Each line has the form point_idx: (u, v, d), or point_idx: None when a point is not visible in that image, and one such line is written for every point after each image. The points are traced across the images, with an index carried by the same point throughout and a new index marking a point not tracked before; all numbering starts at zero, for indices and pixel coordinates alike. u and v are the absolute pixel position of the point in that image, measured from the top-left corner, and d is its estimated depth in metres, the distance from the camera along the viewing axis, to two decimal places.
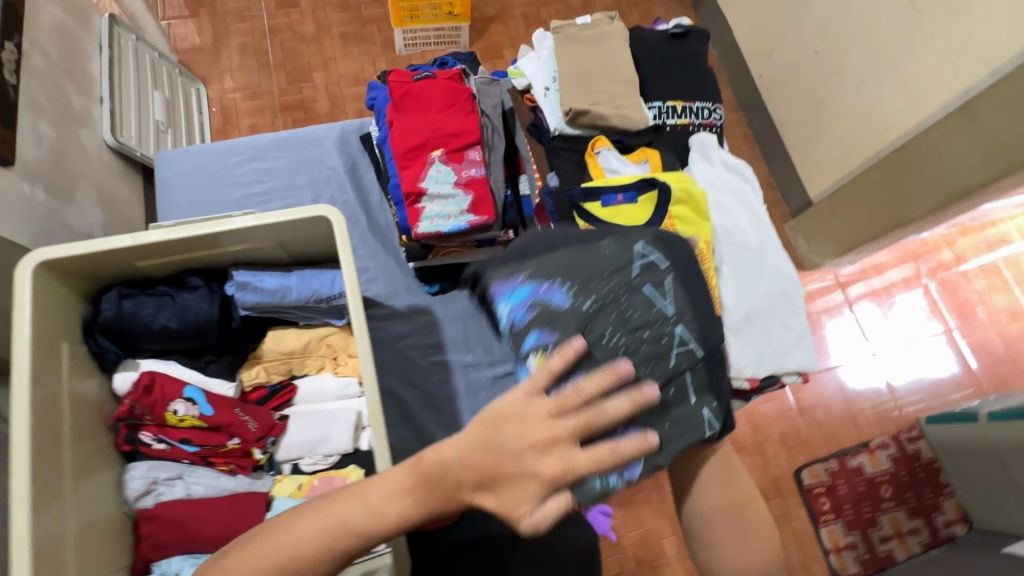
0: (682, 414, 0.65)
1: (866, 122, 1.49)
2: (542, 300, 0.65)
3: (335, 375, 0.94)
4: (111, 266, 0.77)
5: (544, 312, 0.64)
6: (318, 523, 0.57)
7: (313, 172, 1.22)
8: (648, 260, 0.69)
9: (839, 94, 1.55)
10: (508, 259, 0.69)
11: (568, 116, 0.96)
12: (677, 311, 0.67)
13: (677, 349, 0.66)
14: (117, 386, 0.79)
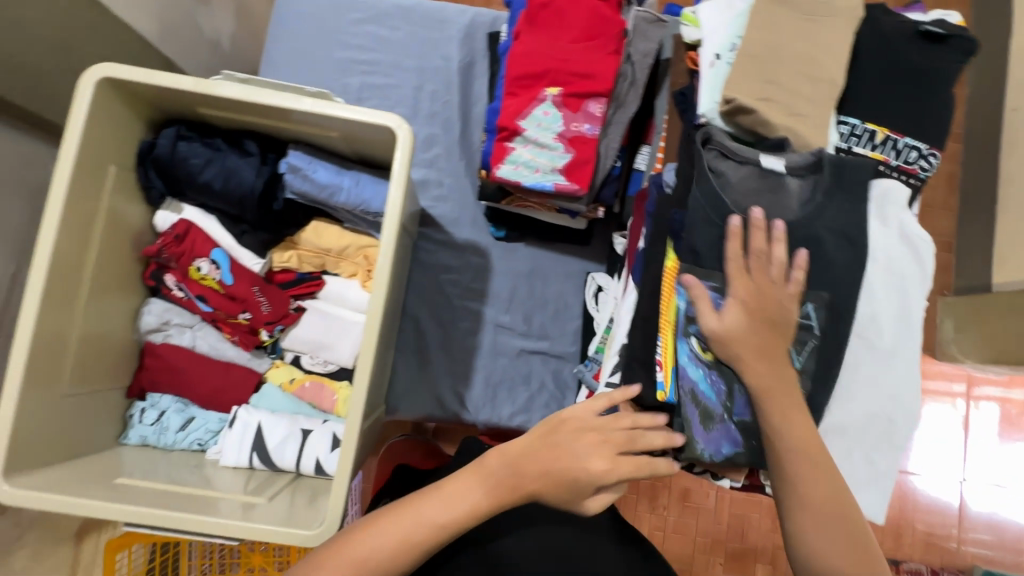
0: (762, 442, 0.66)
1: None
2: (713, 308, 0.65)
3: (362, 288, 0.89)
4: (175, 103, 0.73)
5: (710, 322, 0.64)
6: (440, 502, 0.63)
7: (425, 57, 1.09)
8: (810, 321, 0.67)
9: None
10: (717, 226, 0.65)
11: (725, 107, 0.70)
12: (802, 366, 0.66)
13: None
14: (159, 223, 0.80)
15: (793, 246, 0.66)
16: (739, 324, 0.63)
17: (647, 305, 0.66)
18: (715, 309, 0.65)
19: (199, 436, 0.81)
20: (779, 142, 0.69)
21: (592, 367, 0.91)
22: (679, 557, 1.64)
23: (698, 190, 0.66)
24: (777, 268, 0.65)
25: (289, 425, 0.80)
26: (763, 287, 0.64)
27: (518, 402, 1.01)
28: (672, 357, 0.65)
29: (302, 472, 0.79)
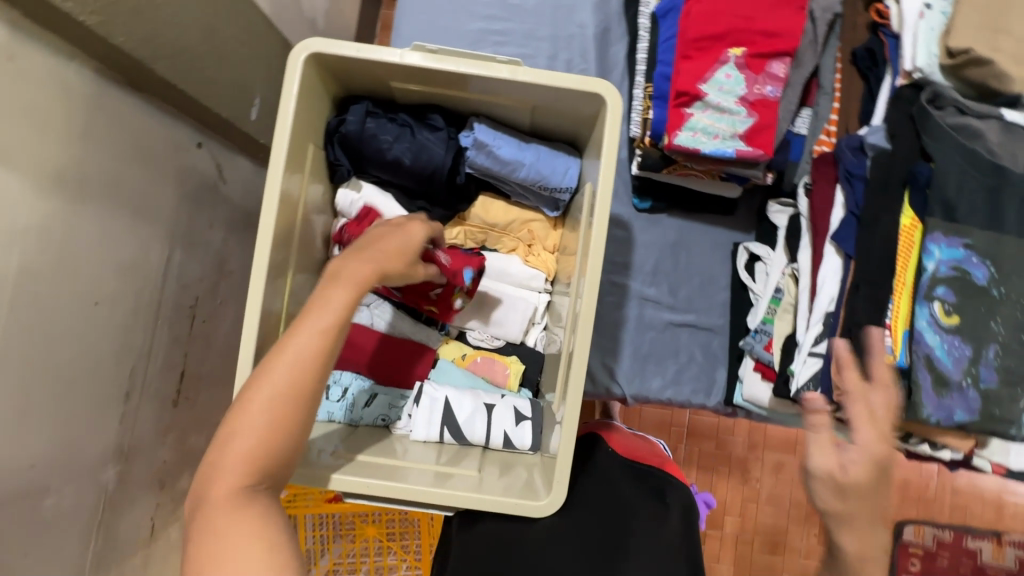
0: (1006, 412, 0.62)
1: None
2: (963, 269, 0.61)
3: (523, 262, 0.88)
4: (365, 78, 0.73)
5: (961, 281, 0.61)
6: (326, 327, 0.56)
7: (558, 25, 1.06)
8: None
9: None
10: (971, 181, 0.62)
11: (952, 61, 0.67)
12: None
13: None
14: (339, 202, 0.79)
15: None
16: (867, 476, 0.53)
17: (874, 271, 0.65)
18: (974, 275, 0.61)
19: (382, 411, 0.82)
20: (1012, 99, 0.67)
21: (759, 339, 0.88)
22: (772, 528, 1.61)
23: (933, 141, 0.65)
24: (1016, 368, 0.61)
25: (473, 399, 0.80)
26: (889, 437, 0.56)
27: (667, 375, 1.00)
28: (905, 321, 0.63)
29: (489, 446, 0.79)
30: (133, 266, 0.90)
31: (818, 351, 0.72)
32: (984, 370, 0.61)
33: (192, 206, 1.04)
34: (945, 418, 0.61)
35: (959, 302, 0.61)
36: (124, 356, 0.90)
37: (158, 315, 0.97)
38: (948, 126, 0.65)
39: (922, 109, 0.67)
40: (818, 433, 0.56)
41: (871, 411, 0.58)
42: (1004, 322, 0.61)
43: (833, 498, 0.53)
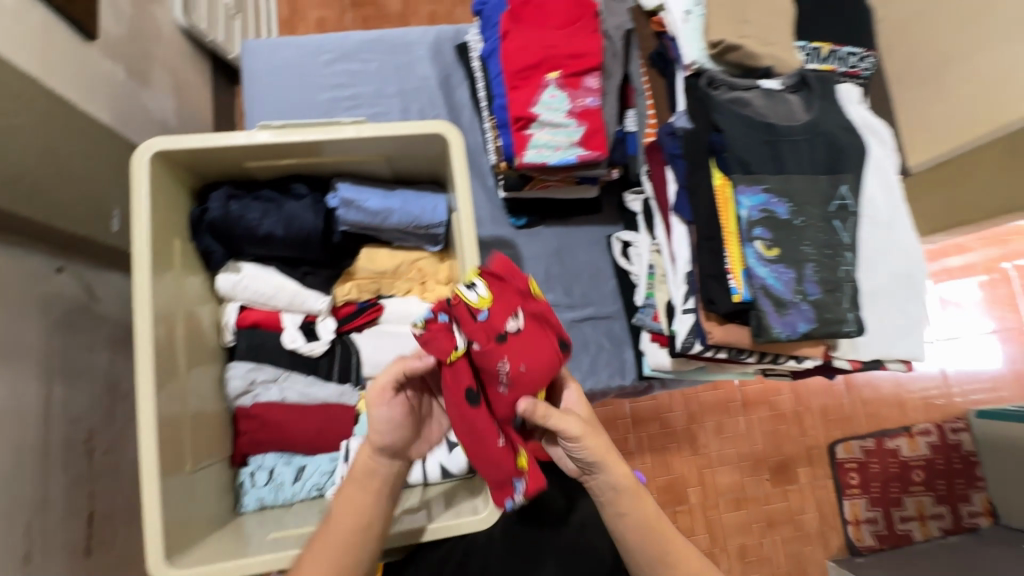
0: (835, 314, 0.75)
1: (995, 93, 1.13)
2: (769, 209, 0.74)
3: (421, 300, 0.92)
4: (219, 165, 0.75)
5: (771, 220, 0.74)
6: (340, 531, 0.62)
7: (403, 81, 1.14)
8: (846, 201, 0.77)
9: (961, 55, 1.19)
10: (755, 141, 0.76)
11: (715, 50, 0.82)
12: (851, 241, 0.77)
13: (848, 266, 0.76)
14: (221, 286, 0.80)
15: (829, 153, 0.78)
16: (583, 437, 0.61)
17: (706, 227, 0.77)
18: (777, 211, 0.74)
19: (316, 480, 0.81)
20: (767, 71, 0.83)
21: (648, 312, 0.99)
22: (731, 486, 1.70)
23: (721, 115, 0.77)
24: (829, 277, 0.75)
25: None
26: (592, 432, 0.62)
27: (583, 369, 1.07)
28: (740, 262, 0.74)
29: (429, 482, 0.82)
30: (7, 415, 0.82)
31: (689, 307, 0.82)
32: (807, 284, 0.74)
33: (65, 335, 0.98)
34: (790, 331, 0.73)
35: (774, 236, 0.74)
36: (14, 516, 0.81)
37: (47, 460, 0.89)
38: (725, 101, 0.79)
39: (706, 91, 0.80)
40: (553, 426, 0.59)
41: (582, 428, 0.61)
42: (811, 243, 0.75)
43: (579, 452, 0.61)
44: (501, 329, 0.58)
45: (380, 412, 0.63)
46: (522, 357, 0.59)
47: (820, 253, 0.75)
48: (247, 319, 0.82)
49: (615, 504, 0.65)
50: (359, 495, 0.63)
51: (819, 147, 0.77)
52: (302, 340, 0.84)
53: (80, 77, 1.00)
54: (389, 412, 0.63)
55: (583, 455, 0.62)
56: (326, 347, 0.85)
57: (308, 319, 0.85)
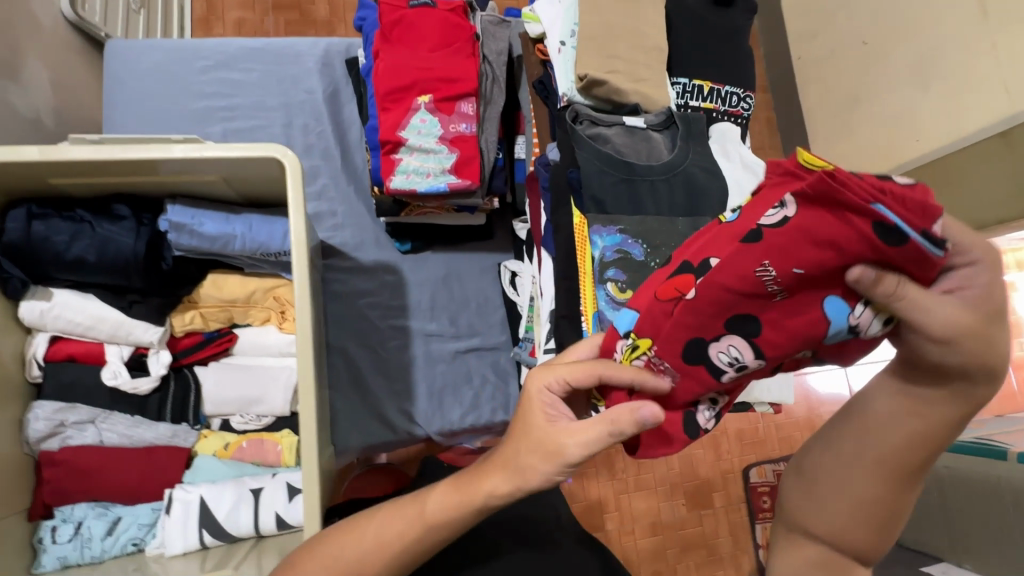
0: None
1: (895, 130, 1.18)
2: (625, 251, 0.72)
3: (280, 331, 0.85)
4: (17, 180, 0.66)
5: (626, 261, 0.72)
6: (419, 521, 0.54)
7: (287, 93, 1.08)
8: None
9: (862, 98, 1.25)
10: (613, 179, 0.75)
11: (581, 83, 0.80)
12: None
13: None
14: (23, 315, 0.71)
15: (689, 194, 0.77)
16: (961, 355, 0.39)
17: (564, 266, 0.74)
18: (632, 253, 0.72)
19: (132, 534, 0.73)
20: (634, 107, 0.82)
21: (526, 346, 0.96)
22: (646, 512, 1.68)
23: (583, 151, 0.75)
24: None
25: (235, 489, 0.75)
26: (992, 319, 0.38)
27: (465, 402, 1.03)
28: (594, 305, 0.73)
29: (263, 534, 0.74)
30: None
31: (550, 348, 0.80)
32: None
33: None
34: None
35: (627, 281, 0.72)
36: None
37: None
38: (587, 137, 0.77)
39: (572, 126, 0.78)
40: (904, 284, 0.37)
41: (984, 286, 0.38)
42: None
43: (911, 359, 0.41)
44: (757, 241, 0.40)
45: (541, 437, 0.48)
46: (793, 249, 0.39)
47: None
48: (61, 352, 0.74)
49: (878, 454, 0.43)
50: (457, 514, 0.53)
51: (678, 190, 0.77)
52: (126, 376, 0.76)
53: None
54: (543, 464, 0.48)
55: (952, 361, 0.39)
56: (154, 384, 0.77)
57: (138, 351, 0.77)
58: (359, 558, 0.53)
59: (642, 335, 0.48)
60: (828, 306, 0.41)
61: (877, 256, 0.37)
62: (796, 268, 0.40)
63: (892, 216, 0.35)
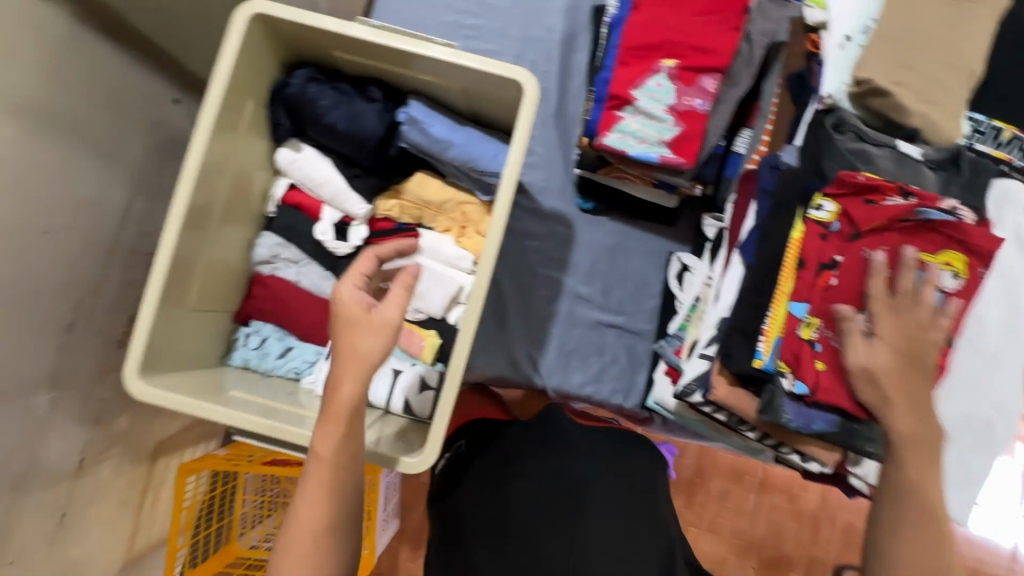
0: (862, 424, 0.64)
1: None
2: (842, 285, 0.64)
3: (456, 243, 0.91)
4: (310, 45, 0.77)
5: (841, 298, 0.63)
6: (319, 490, 0.59)
7: (527, 27, 1.10)
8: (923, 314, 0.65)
9: None
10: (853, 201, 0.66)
11: (857, 89, 0.71)
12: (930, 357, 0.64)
13: None
14: (278, 158, 0.84)
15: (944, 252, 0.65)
16: (890, 367, 0.59)
17: (760, 277, 0.67)
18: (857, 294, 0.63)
19: (296, 365, 0.86)
20: (912, 133, 0.70)
21: (672, 343, 0.92)
22: (710, 557, 1.57)
23: (832, 165, 0.69)
24: None
25: (381, 363, 0.84)
26: (913, 330, 0.60)
27: (589, 373, 1.02)
28: (780, 328, 0.64)
29: (390, 410, 0.83)
30: (89, 203, 0.94)
31: (708, 353, 0.73)
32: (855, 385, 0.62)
33: (161, 158, 1.10)
34: (799, 420, 0.63)
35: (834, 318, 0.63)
36: (68, 290, 0.94)
37: (111, 256, 1.02)
38: (845, 151, 0.69)
39: (827, 135, 0.70)
40: (852, 338, 0.60)
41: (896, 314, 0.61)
42: None
43: (869, 388, 0.60)
44: (860, 232, 0.63)
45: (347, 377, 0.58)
46: (882, 239, 0.63)
47: None
48: (293, 199, 0.86)
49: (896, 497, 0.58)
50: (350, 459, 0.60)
51: None
52: (331, 236, 0.86)
53: None
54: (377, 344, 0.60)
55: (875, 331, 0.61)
56: (350, 250, 0.87)
57: (343, 220, 0.87)
58: (320, 517, 0.59)
59: (816, 315, 0.63)
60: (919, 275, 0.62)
61: (931, 232, 0.63)
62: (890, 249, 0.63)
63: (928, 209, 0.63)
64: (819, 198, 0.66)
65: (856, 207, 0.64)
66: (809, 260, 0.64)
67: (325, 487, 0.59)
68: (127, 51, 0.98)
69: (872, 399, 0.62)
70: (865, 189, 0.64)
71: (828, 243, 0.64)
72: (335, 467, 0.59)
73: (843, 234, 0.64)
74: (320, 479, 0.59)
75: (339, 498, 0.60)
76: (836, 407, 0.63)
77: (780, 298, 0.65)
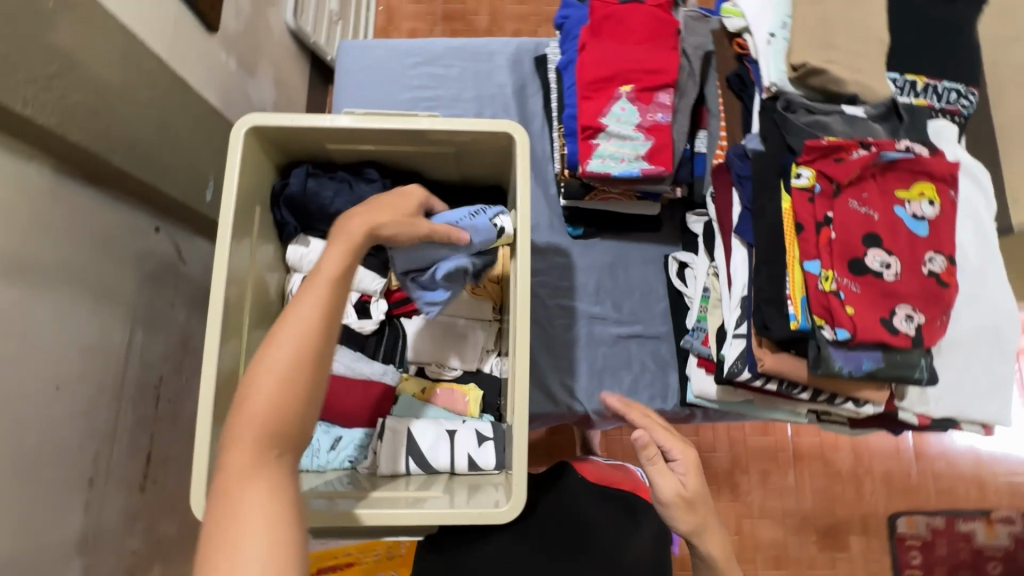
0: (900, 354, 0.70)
1: None
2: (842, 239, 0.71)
3: (471, 296, 0.93)
4: (302, 144, 0.81)
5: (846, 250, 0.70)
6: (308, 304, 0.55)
7: (480, 87, 1.19)
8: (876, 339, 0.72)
9: None
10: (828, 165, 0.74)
11: (796, 73, 0.81)
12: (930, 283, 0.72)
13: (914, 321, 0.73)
14: (289, 257, 0.86)
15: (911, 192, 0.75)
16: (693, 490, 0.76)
17: (766, 251, 0.73)
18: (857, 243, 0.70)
19: (350, 453, 0.85)
20: (852, 98, 0.80)
21: (697, 336, 0.95)
22: (771, 543, 1.57)
23: (795, 138, 0.77)
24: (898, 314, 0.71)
25: (434, 427, 0.83)
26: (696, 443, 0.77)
27: (625, 387, 1.05)
28: (802, 288, 0.70)
29: (456, 471, 0.82)
30: (93, 348, 0.92)
31: (740, 332, 0.79)
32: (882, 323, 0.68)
33: (153, 288, 1.08)
34: (849, 364, 0.68)
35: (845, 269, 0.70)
36: (86, 442, 0.89)
37: (121, 397, 0.98)
38: (803, 125, 0.77)
39: (786, 116, 0.78)
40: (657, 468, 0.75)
41: (669, 433, 0.77)
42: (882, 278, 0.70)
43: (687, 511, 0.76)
44: (839, 185, 0.71)
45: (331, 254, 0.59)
46: (857, 188, 0.71)
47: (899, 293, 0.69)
48: None
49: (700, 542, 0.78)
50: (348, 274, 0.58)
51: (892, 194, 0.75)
52: (354, 316, 0.90)
53: (198, 62, 1.11)
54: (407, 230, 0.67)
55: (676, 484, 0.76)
56: (375, 326, 0.91)
57: (363, 298, 0.91)
58: (291, 349, 0.53)
59: (829, 268, 0.69)
60: (897, 212, 0.71)
61: (893, 170, 0.72)
62: (868, 194, 0.71)
63: (886, 152, 0.71)
64: (797, 167, 0.73)
65: (827, 164, 0.72)
66: (805, 222, 0.71)
67: (292, 359, 0.53)
68: (106, 192, 0.98)
69: (905, 330, 0.68)
70: (831, 149, 0.72)
71: (816, 203, 0.71)
72: (314, 313, 0.55)
73: (827, 189, 0.71)
74: (316, 295, 0.56)
75: (301, 371, 0.53)
76: (876, 345, 0.68)
77: (792, 262, 0.71)
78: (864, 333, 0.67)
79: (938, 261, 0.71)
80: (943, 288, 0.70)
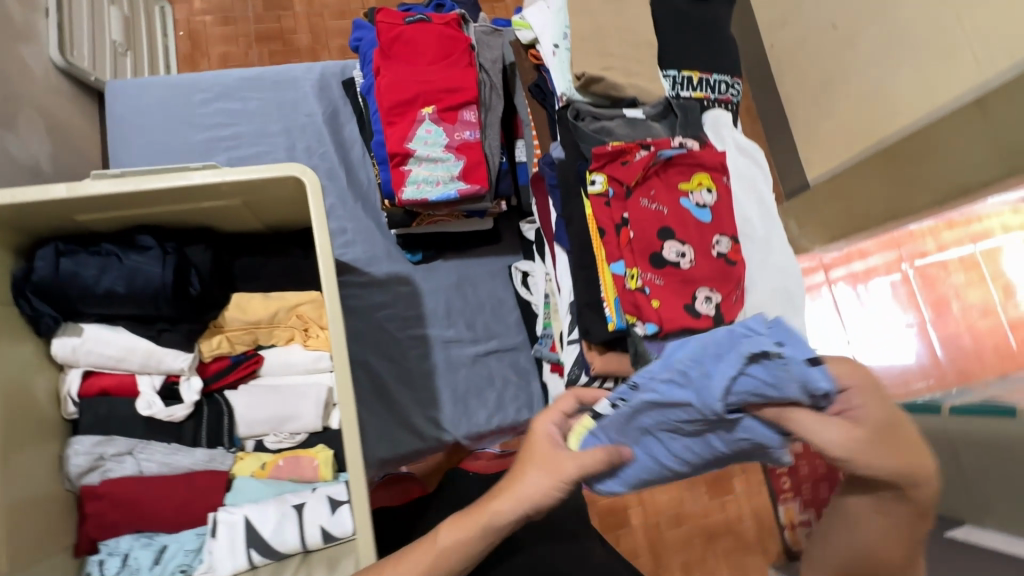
0: None
1: (875, 112, 1.28)
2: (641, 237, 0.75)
3: (305, 348, 0.86)
4: (43, 220, 0.68)
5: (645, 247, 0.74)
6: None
7: (287, 118, 1.10)
8: None
9: (856, 70, 1.31)
10: None
11: (579, 82, 0.84)
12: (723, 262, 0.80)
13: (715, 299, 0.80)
14: (56, 353, 0.72)
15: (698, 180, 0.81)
16: (860, 440, 0.50)
17: (578, 256, 0.77)
18: (652, 239, 0.74)
19: (180, 562, 0.72)
20: (631, 101, 0.85)
21: (545, 342, 0.98)
22: (670, 503, 1.67)
23: (588, 145, 0.80)
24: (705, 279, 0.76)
25: (277, 506, 0.75)
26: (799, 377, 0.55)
27: (491, 403, 1.04)
28: (614, 290, 0.74)
29: (309, 548, 0.74)
30: None
31: (574, 338, 0.82)
32: (685, 310, 0.72)
33: None
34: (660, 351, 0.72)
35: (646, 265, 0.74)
36: None
37: None
38: (592, 131, 0.81)
39: (577, 126, 0.82)
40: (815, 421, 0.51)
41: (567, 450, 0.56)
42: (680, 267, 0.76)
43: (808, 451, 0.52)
44: (628, 189, 0.75)
45: (443, 533, 0.58)
46: (645, 188, 0.76)
47: (697, 278, 0.74)
48: (94, 387, 0.74)
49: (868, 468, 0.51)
50: (460, 559, 0.58)
51: None
52: (160, 405, 0.76)
53: None
54: (543, 485, 0.55)
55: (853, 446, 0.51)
56: (189, 409, 0.78)
57: (169, 380, 0.78)
58: None
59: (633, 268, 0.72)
60: (682, 204, 0.77)
61: (672, 166, 0.77)
62: (655, 192, 0.76)
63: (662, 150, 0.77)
64: (590, 175, 0.77)
65: (615, 170, 0.76)
66: (606, 227, 0.75)
67: None
68: None
69: (706, 311, 0.74)
70: (616, 154, 0.76)
71: (612, 207, 0.75)
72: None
73: (619, 194, 0.75)
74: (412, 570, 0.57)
75: None
76: (684, 331, 0.73)
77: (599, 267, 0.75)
78: (669, 323, 0.71)
79: (725, 242, 0.78)
80: (732, 265, 0.77)
